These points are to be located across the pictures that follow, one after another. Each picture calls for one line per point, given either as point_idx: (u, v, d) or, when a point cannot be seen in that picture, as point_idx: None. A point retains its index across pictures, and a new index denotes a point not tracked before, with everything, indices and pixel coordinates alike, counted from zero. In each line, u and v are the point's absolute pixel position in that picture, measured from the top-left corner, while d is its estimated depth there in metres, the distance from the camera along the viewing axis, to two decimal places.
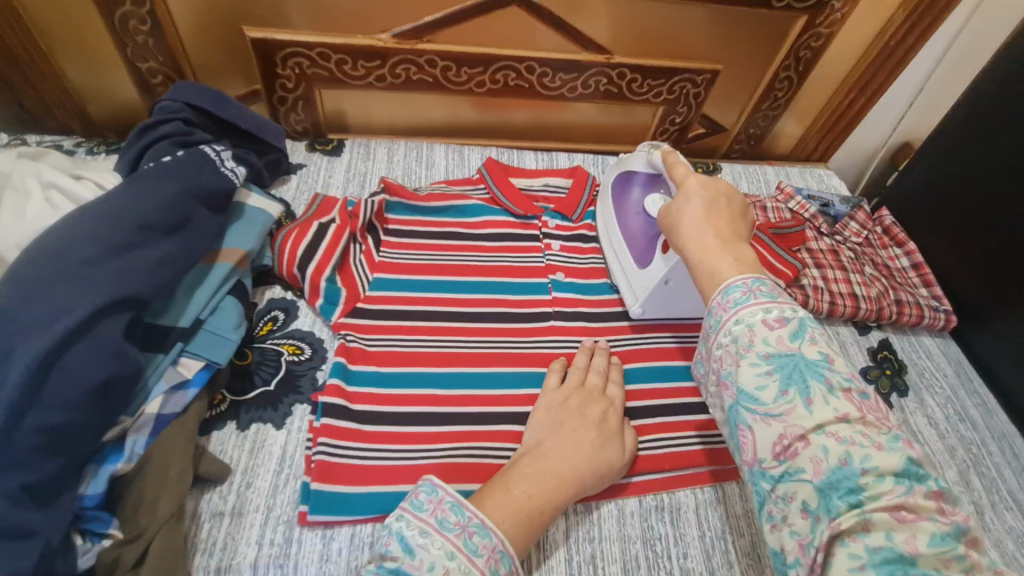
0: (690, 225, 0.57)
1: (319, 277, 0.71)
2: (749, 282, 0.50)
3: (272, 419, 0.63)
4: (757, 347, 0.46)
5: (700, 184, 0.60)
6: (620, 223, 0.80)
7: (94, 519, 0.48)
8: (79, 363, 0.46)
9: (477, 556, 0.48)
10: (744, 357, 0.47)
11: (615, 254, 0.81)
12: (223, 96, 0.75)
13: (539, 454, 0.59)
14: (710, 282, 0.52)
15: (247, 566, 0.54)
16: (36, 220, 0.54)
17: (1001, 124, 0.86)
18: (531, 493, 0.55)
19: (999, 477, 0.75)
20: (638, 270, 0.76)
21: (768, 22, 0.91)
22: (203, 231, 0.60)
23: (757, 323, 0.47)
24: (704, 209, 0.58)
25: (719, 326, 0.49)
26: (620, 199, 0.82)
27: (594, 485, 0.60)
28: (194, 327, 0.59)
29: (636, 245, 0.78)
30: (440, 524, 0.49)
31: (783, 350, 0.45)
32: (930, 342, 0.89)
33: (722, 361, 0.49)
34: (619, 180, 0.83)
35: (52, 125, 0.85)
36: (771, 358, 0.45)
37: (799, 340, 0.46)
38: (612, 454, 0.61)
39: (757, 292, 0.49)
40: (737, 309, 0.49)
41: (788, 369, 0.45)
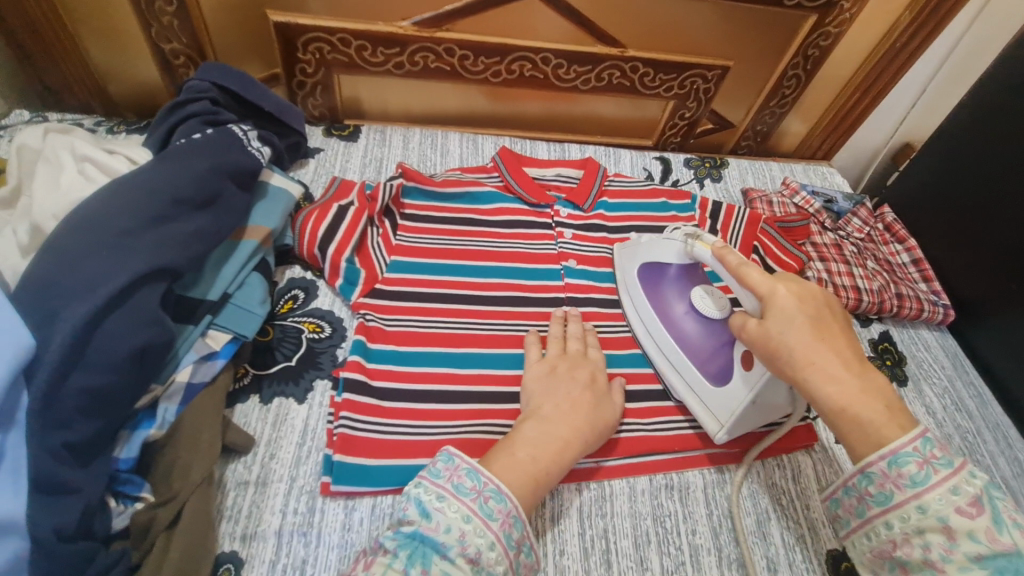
0: (810, 352, 0.56)
1: (339, 258, 0.72)
2: (919, 447, 0.51)
3: (293, 394, 0.65)
4: (961, 543, 0.47)
5: (795, 297, 0.58)
6: (676, 333, 0.71)
7: (127, 482, 0.50)
8: (119, 329, 0.48)
9: (491, 520, 0.50)
10: (942, 550, 0.47)
11: (678, 372, 0.71)
12: (249, 78, 0.76)
13: (539, 419, 0.60)
14: (861, 434, 0.53)
15: (272, 533, 0.56)
16: (72, 192, 0.55)
17: (1002, 125, 0.89)
18: (536, 456, 0.57)
19: (994, 465, 0.77)
20: (715, 389, 0.67)
21: (778, 21, 0.93)
22: (231, 208, 0.62)
23: (950, 512, 0.48)
24: (815, 332, 0.57)
25: (895, 506, 0.50)
26: (659, 304, 0.74)
27: (595, 443, 0.62)
28: (222, 301, 0.60)
29: (705, 358, 0.69)
30: (456, 489, 0.51)
31: (995, 548, 0.46)
32: (929, 335, 0.91)
33: (900, 545, 0.50)
34: (650, 280, 0.75)
35: (73, 104, 0.87)
36: (982, 559, 0.46)
37: (1001, 527, 0.47)
38: (606, 411, 0.64)
39: (934, 464, 0.50)
40: (916, 489, 0.49)
41: (1007, 571, 0.45)
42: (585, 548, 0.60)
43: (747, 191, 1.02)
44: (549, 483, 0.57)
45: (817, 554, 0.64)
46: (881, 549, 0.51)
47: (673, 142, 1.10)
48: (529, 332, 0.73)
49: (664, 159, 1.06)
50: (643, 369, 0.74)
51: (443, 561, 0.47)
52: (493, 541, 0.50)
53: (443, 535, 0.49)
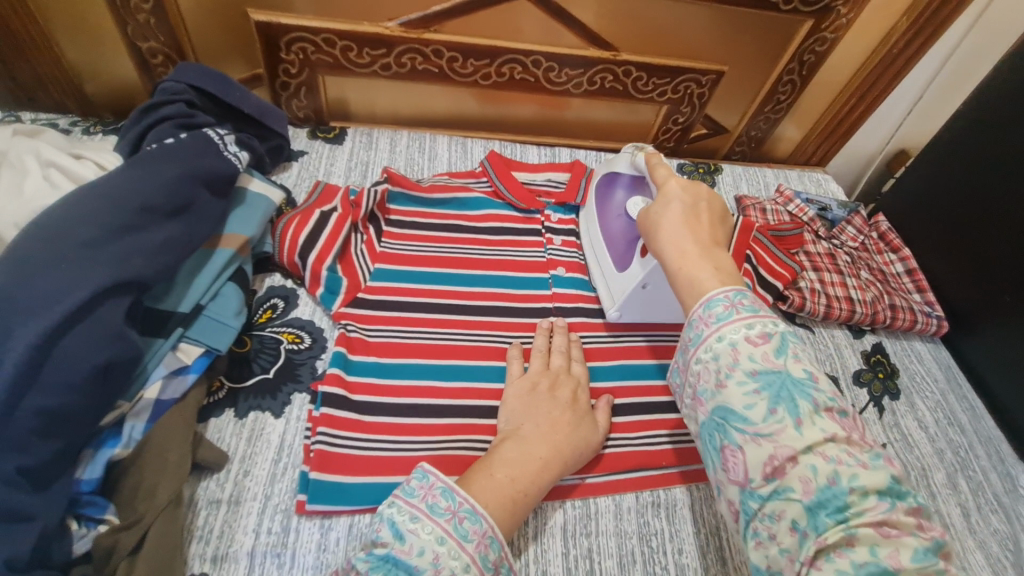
0: (668, 229, 0.57)
1: (320, 266, 0.70)
2: (730, 295, 0.50)
3: (270, 408, 0.63)
4: (743, 365, 0.46)
5: (680, 187, 0.60)
6: (603, 227, 0.78)
7: (91, 504, 0.47)
8: (80, 347, 0.45)
9: (466, 542, 0.49)
10: (729, 376, 0.46)
11: (597, 258, 0.79)
12: (228, 78, 0.73)
13: (518, 439, 0.58)
14: (689, 290, 0.52)
15: (244, 554, 0.54)
16: (35, 199, 0.52)
17: (1000, 134, 0.88)
18: (514, 477, 0.55)
19: (986, 481, 0.76)
20: (617, 273, 0.75)
21: (774, 25, 0.92)
22: (206, 216, 0.60)
23: (740, 340, 0.47)
24: (680, 214, 0.58)
25: (701, 342, 0.49)
26: (601, 203, 0.80)
27: (575, 465, 0.61)
28: (194, 312, 0.58)
29: (614, 248, 0.76)
30: (430, 510, 0.50)
31: (769, 368, 0.45)
32: (922, 346, 0.90)
33: (700, 376, 0.48)
34: (604, 181, 0.80)
35: (47, 103, 0.84)
36: (758, 376, 0.45)
37: (783, 356, 0.46)
38: (587, 432, 0.62)
39: (739, 306, 0.49)
40: (718, 324, 0.48)
41: (775, 387, 0.44)
42: (568, 569, 0.59)
43: (741, 198, 1.01)
44: (528, 506, 0.55)
45: None
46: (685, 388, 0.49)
47: (666, 147, 1.09)
48: (511, 344, 0.71)
49: None
50: (631, 382, 0.73)
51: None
52: (468, 563, 0.48)
53: (416, 558, 0.47)
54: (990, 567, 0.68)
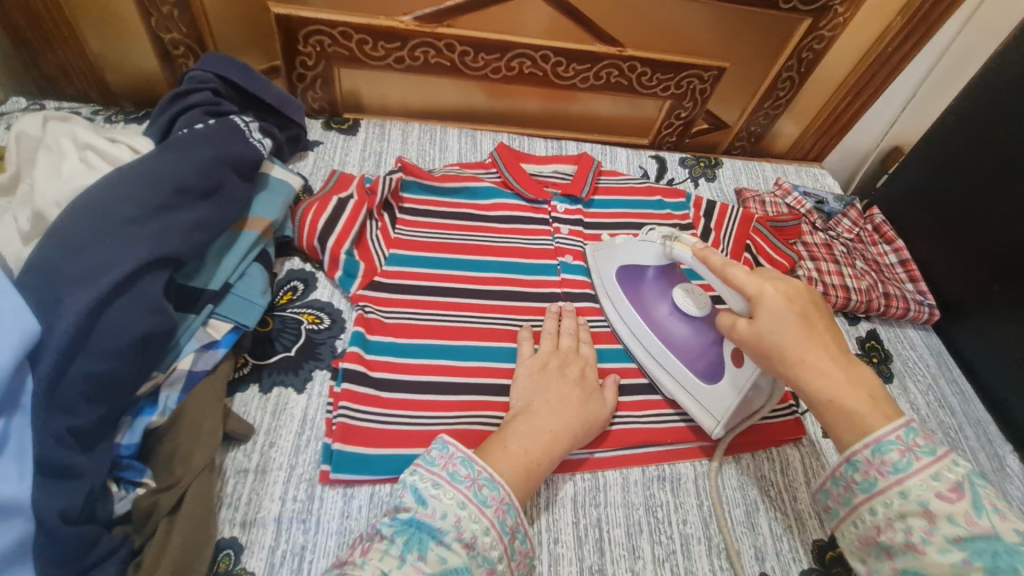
0: (796, 353, 0.54)
1: (339, 250, 0.73)
2: (902, 436, 0.49)
3: (293, 383, 0.65)
4: (943, 527, 0.45)
5: (783, 295, 0.56)
6: (661, 335, 0.72)
7: (130, 468, 0.50)
8: (122, 317, 0.48)
9: (486, 507, 0.52)
10: (927, 539, 0.45)
11: (665, 370, 0.72)
12: (250, 69, 0.76)
13: (530, 414, 0.61)
14: (850, 430, 0.51)
15: (271, 519, 0.56)
16: (74, 179, 0.55)
17: (989, 130, 0.91)
18: (528, 448, 0.58)
19: (975, 460, 0.80)
20: (705, 386, 0.68)
21: (774, 23, 0.95)
22: (234, 199, 0.62)
23: (930, 496, 0.46)
24: (804, 330, 0.55)
25: (877, 492, 0.48)
26: (642, 307, 0.74)
27: (584, 438, 0.64)
28: (223, 290, 0.60)
29: (693, 357, 0.70)
30: (452, 477, 0.53)
31: (975, 531, 0.44)
32: (914, 333, 0.94)
33: (882, 530, 0.48)
34: (631, 281, 0.75)
35: (70, 92, 0.87)
36: (962, 541, 0.44)
37: (984, 514, 0.44)
38: (596, 407, 0.65)
39: (916, 451, 0.48)
40: (897, 475, 0.48)
41: (986, 554, 0.42)
42: (578, 537, 0.62)
43: (741, 191, 1.04)
44: (540, 476, 0.58)
45: (803, 544, 0.65)
46: (865, 539, 0.49)
47: (669, 141, 1.12)
48: (521, 327, 0.74)
49: (659, 157, 1.07)
50: (636, 363, 0.76)
51: (439, 547, 0.48)
52: (488, 526, 0.51)
53: (438, 521, 0.50)
54: None
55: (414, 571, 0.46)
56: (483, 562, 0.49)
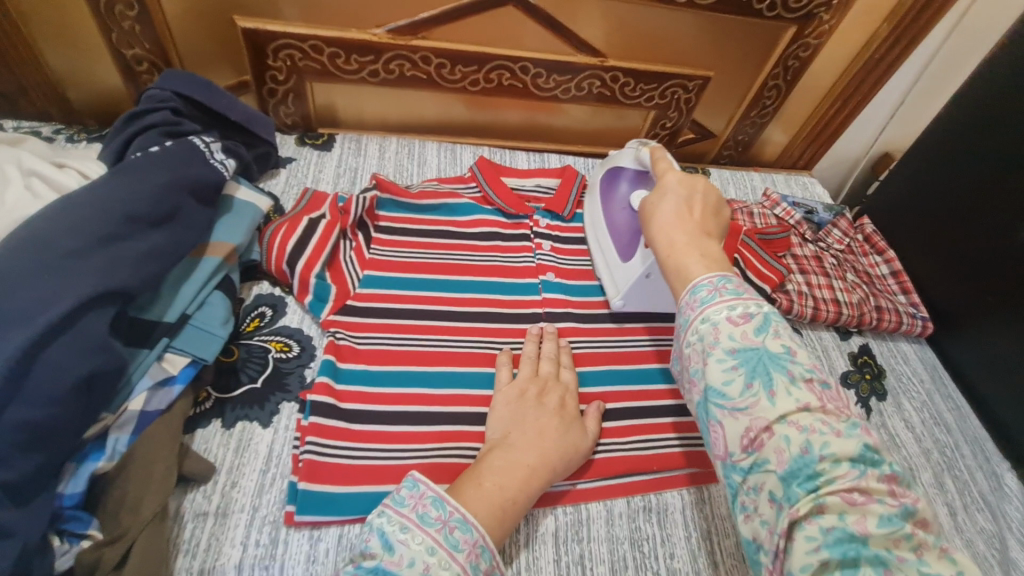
0: (657, 219, 0.59)
1: (309, 273, 0.70)
2: (714, 280, 0.50)
3: (258, 418, 0.62)
4: (723, 344, 0.46)
5: (676, 181, 0.62)
6: (608, 220, 0.81)
7: (74, 519, 0.47)
8: (63, 358, 0.45)
9: (457, 551, 0.48)
10: (710, 355, 0.46)
11: (601, 249, 0.82)
12: (214, 86, 0.73)
13: (507, 447, 0.58)
14: (679, 278, 0.53)
15: (231, 567, 0.53)
16: (15, 208, 0.51)
17: (981, 139, 0.89)
18: (503, 485, 0.55)
19: (971, 480, 0.77)
20: (621, 263, 0.78)
21: (758, 31, 0.93)
22: (192, 225, 0.59)
23: (721, 320, 0.47)
24: (673, 207, 0.60)
25: (685, 325, 0.50)
26: (605, 196, 0.83)
27: (565, 470, 0.60)
28: (180, 322, 0.57)
29: (621, 241, 0.78)
30: (421, 520, 0.49)
31: (748, 345, 0.45)
32: (907, 347, 0.91)
33: (688, 358, 0.49)
34: (607, 175, 0.84)
35: (30, 111, 0.83)
36: (736, 353, 0.45)
37: (763, 334, 0.46)
38: (576, 437, 0.62)
39: (722, 290, 0.49)
40: (703, 308, 0.49)
41: (752, 362, 0.44)
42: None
43: (728, 202, 1.01)
44: (518, 513, 0.55)
45: None
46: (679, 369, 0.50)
47: None
48: (501, 351, 0.71)
49: None
50: (621, 387, 0.73)
51: None
52: (459, 573, 0.47)
53: (406, 570, 0.46)
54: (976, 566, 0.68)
55: None
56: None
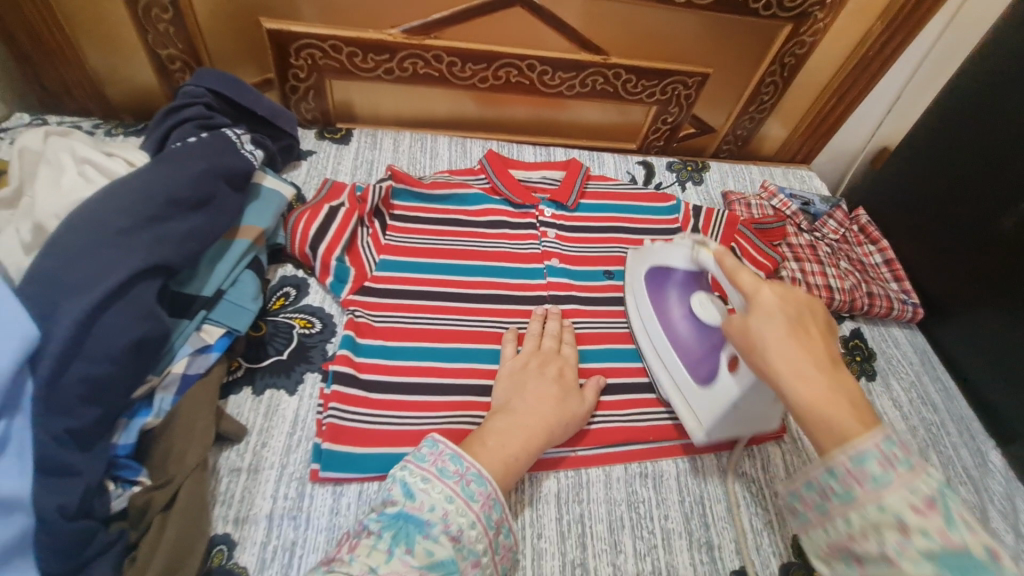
0: (780, 353, 0.51)
1: (330, 256, 0.75)
2: (881, 445, 0.44)
3: (285, 386, 0.67)
4: (916, 540, 0.41)
5: (777, 296, 0.54)
6: (671, 334, 0.74)
7: (126, 467, 0.53)
8: (118, 322, 0.51)
9: (473, 502, 0.54)
10: (899, 553, 0.41)
11: (667, 369, 0.74)
12: (242, 83, 0.79)
13: (508, 412, 0.63)
14: (827, 434, 0.47)
15: (263, 517, 0.58)
16: (72, 192, 0.58)
17: (970, 132, 0.93)
18: (506, 445, 0.60)
19: (956, 456, 0.81)
20: (701, 389, 0.69)
21: (755, 30, 0.97)
22: (225, 209, 0.65)
23: (906, 510, 0.42)
24: (790, 331, 0.52)
25: (852, 502, 0.44)
26: (659, 304, 0.76)
27: (562, 434, 0.65)
28: (216, 297, 0.63)
29: (696, 361, 0.71)
30: (440, 472, 0.54)
31: (948, 546, 0.40)
32: (899, 332, 0.95)
33: (855, 540, 0.44)
34: (652, 276, 0.77)
35: (72, 107, 0.90)
36: (934, 556, 0.40)
37: (958, 528, 0.40)
38: (573, 406, 0.67)
39: (895, 463, 0.44)
40: (876, 487, 0.43)
41: (957, 568, 0.39)
42: (561, 532, 0.63)
43: (727, 193, 1.06)
44: (519, 470, 0.60)
45: (783, 540, 0.67)
46: (837, 546, 0.45)
47: (657, 146, 1.14)
48: (506, 330, 0.76)
49: (646, 163, 1.09)
50: (620, 364, 0.77)
51: (426, 540, 0.50)
52: (474, 521, 0.53)
53: (427, 513, 0.51)
54: None
55: (402, 564, 0.48)
56: (469, 555, 0.51)
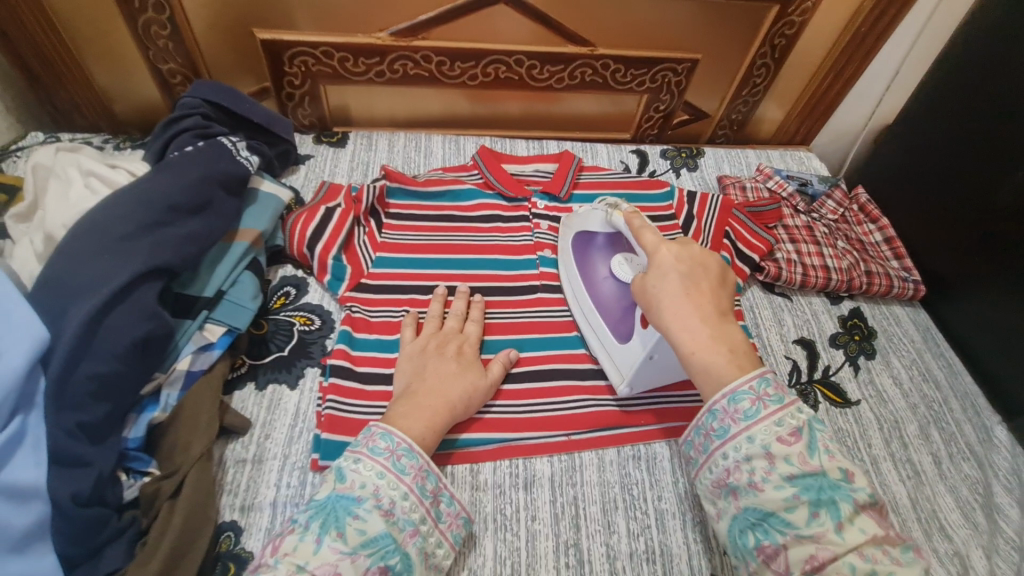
0: (671, 305, 0.58)
1: (326, 256, 0.78)
2: (755, 386, 0.53)
3: (287, 380, 0.70)
4: (780, 467, 0.50)
5: (673, 256, 0.61)
6: (593, 295, 0.76)
7: (136, 459, 0.56)
8: (122, 322, 0.54)
9: (404, 474, 0.56)
10: (767, 479, 0.50)
11: (593, 330, 0.76)
12: (238, 92, 0.82)
13: (410, 395, 0.63)
14: (706, 378, 0.55)
15: (267, 504, 0.61)
16: (78, 203, 0.61)
17: (968, 103, 0.91)
18: (423, 428, 0.60)
19: (959, 432, 0.80)
20: (621, 345, 0.72)
21: (742, 13, 0.97)
22: (223, 213, 0.68)
23: (772, 441, 0.51)
24: (681, 286, 0.59)
25: (729, 437, 0.52)
26: (583, 268, 0.78)
27: (466, 409, 0.65)
28: (217, 297, 0.66)
29: (616, 320, 0.73)
30: (371, 451, 0.57)
31: (806, 470, 0.49)
32: (900, 310, 0.94)
33: (731, 472, 0.52)
34: (576, 241, 0.80)
35: (82, 123, 0.94)
36: (794, 479, 0.49)
37: (814, 455, 0.50)
38: (474, 378, 0.67)
39: (766, 400, 0.52)
40: (748, 423, 0.52)
41: (813, 490, 0.48)
42: (556, 515, 0.65)
43: (721, 178, 1.06)
44: None
45: None
46: (717, 480, 0.53)
47: (650, 134, 1.14)
48: (405, 316, 0.75)
49: (640, 151, 1.09)
50: None
51: (357, 520, 0.52)
52: (406, 492, 0.55)
53: (358, 491, 0.54)
54: (960, 510, 0.72)
55: (331, 550, 0.50)
56: (404, 526, 0.54)
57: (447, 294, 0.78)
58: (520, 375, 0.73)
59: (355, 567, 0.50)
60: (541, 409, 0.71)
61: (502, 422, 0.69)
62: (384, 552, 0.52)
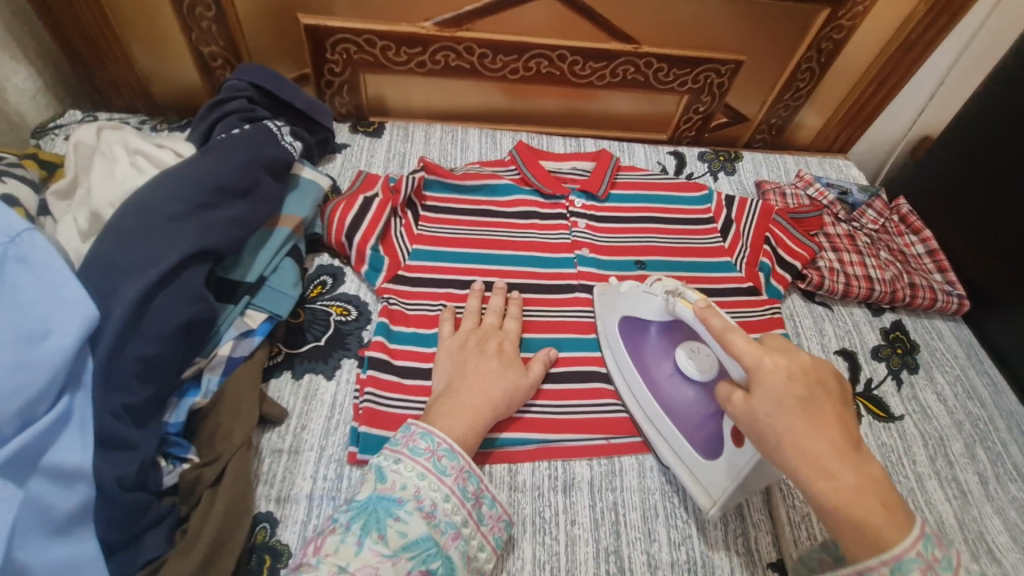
0: (794, 440, 0.47)
1: (365, 245, 0.76)
2: (921, 549, 0.43)
3: (323, 371, 0.69)
4: None
5: (785, 375, 0.49)
6: (659, 397, 0.68)
7: (176, 444, 0.55)
8: (170, 304, 0.53)
9: (445, 476, 0.55)
10: None
11: (664, 437, 0.67)
12: (281, 77, 0.81)
13: (451, 393, 0.62)
14: (857, 539, 0.44)
15: (303, 496, 0.60)
16: (125, 181, 0.60)
17: (1022, 115, 0.89)
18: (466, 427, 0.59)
19: (1005, 452, 0.78)
20: (705, 462, 0.62)
21: (791, 14, 0.95)
22: (267, 198, 0.67)
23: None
24: (805, 416, 0.47)
25: None
26: (641, 362, 0.70)
27: (507, 409, 0.64)
28: (259, 283, 0.65)
29: (693, 428, 0.65)
30: (411, 451, 0.55)
31: None
32: (943, 325, 0.92)
33: None
34: (627, 328, 0.72)
35: (120, 104, 0.93)
36: None
37: None
38: (516, 376, 0.66)
39: (936, 568, 0.42)
40: None
41: None
42: (595, 520, 0.64)
43: (761, 183, 1.04)
44: None
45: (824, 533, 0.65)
46: None
47: (688, 136, 1.13)
48: (442, 311, 0.74)
49: (677, 152, 1.07)
50: None
51: (397, 523, 0.51)
52: (448, 493, 0.54)
53: (399, 492, 0.53)
54: (1009, 534, 0.70)
55: (371, 553, 0.49)
56: (446, 528, 0.53)
57: (484, 290, 0.77)
58: (559, 376, 0.72)
59: (396, 570, 0.49)
60: (581, 410, 0.70)
61: (542, 422, 0.68)
62: (426, 555, 0.51)
